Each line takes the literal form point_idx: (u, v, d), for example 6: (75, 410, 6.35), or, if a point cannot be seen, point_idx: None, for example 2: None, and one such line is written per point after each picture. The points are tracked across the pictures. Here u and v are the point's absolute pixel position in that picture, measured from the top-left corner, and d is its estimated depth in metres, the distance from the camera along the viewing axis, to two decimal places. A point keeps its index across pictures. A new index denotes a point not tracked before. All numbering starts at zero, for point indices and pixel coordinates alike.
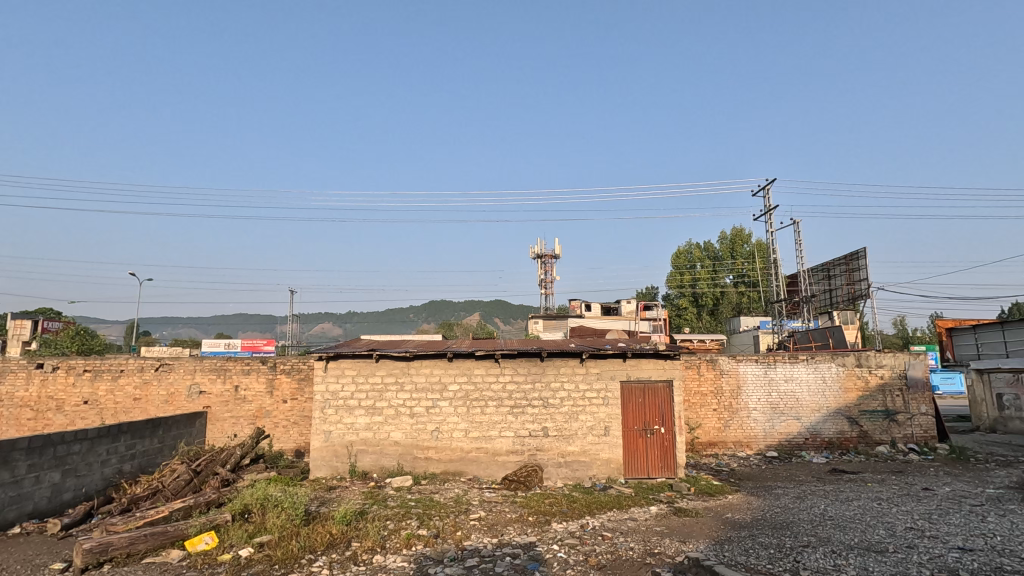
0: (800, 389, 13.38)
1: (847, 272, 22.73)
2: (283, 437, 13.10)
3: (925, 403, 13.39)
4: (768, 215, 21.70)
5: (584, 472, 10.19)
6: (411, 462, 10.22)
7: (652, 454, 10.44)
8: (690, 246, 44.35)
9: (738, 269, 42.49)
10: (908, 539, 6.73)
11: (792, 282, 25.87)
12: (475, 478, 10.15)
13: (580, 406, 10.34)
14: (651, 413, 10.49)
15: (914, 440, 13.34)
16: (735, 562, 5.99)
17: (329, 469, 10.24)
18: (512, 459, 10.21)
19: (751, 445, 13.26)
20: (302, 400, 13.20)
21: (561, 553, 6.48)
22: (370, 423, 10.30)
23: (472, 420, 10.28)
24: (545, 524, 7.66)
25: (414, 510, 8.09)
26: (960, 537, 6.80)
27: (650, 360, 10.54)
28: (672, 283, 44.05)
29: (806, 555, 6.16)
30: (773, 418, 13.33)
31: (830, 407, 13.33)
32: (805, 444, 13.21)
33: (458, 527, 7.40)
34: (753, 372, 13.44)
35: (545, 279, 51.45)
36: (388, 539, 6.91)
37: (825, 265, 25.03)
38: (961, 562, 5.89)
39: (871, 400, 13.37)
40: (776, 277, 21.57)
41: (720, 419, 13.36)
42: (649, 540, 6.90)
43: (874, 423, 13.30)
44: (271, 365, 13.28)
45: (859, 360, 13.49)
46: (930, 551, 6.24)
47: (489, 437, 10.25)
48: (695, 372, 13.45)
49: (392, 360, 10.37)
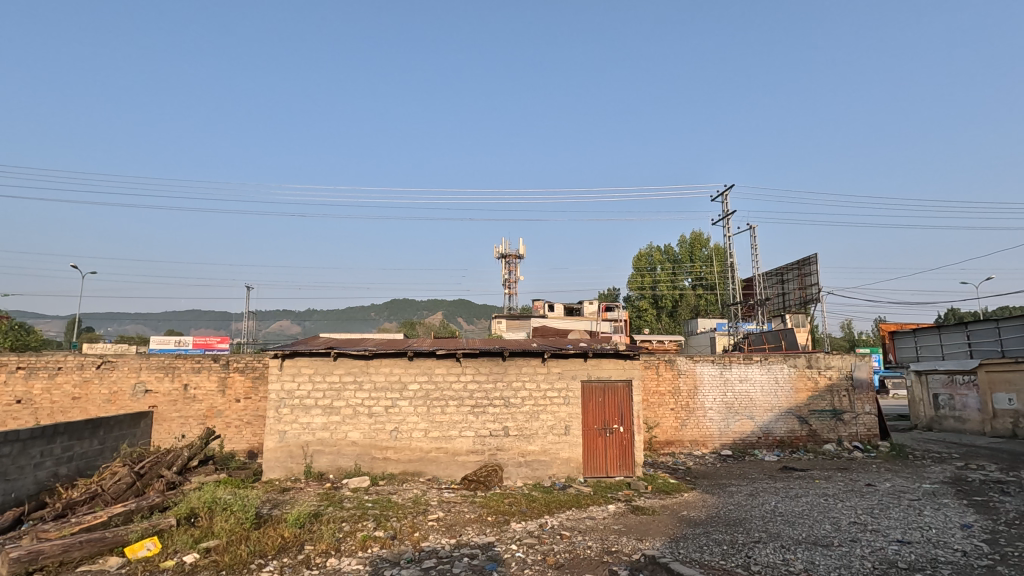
0: (754, 389, 13.79)
1: (799, 276, 23.57)
2: (235, 438, 12.67)
3: (869, 403, 14.02)
4: (726, 220, 22.36)
5: (544, 472, 10.21)
6: (369, 462, 10.01)
7: (611, 454, 10.56)
8: (651, 248, 45.15)
9: (697, 272, 43.55)
10: (852, 533, 7.01)
11: (748, 286, 26.68)
12: (434, 478, 10.03)
13: (541, 405, 10.35)
14: (610, 412, 10.60)
15: (859, 439, 13.94)
16: (689, 559, 6.10)
17: (283, 470, 9.94)
18: (472, 459, 10.13)
19: (706, 443, 13.58)
20: (256, 400, 12.78)
21: (519, 553, 6.46)
22: (327, 423, 10.05)
23: (432, 420, 10.16)
24: (504, 524, 7.63)
25: (371, 511, 7.92)
26: (900, 530, 7.12)
27: (611, 360, 10.65)
28: (633, 285, 44.79)
29: (757, 551, 6.33)
30: (727, 418, 13.69)
31: (781, 406, 13.79)
32: (757, 443, 13.62)
33: (416, 528, 7.29)
34: (710, 372, 13.76)
35: (508, 279, 51.46)
36: (344, 541, 6.74)
37: (779, 269, 25.89)
38: (900, 555, 6.15)
39: (820, 399, 13.90)
40: (732, 280, 22.18)
41: (677, 419, 13.63)
42: (606, 538, 6.94)
43: (822, 423, 13.84)
44: (223, 362, 12.79)
45: (809, 361, 14.00)
46: (872, 544, 6.51)
47: (450, 437, 10.15)
48: (654, 372, 13.68)
49: (351, 359, 10.14)
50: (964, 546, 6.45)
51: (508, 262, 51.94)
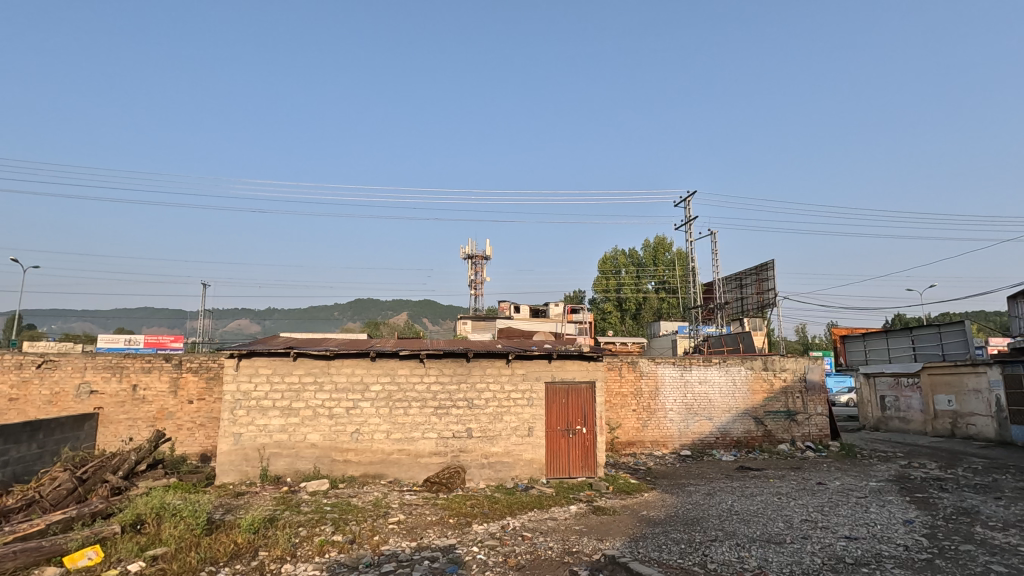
0: (713, 391, 14.13)
1: (757, 281, 24.29)
2: (187, 440, 12.21)
3: (821, 404, 14.56)
4: (688, 225, 22.89)
5: (507, 473, 10.20)
6: (328, 465, 9.79)
7: (574, 454, 10.63)
8: (616, 251, 45.83)
9: (659, 276, 44.43)
10: (803, 530, 7.25)
11: (708, 290, 27.35)
12: (396, 481, 9.88)
13: (504, 406, 10.34)
14: (573, 413, 10.68)
15: (811, 439, 14.45)
16: (648, 558, 6.18)
17: (238, 474, 9.62)
18: (434, 460, 10.03)
19: (667, 444, 13.83)
20: (210, 401, 12.35)
21: (480, 555, 6.43)
22: (284, 425, 9.78)
23: (394, 421, 10.01)
24: (466, 525, 7.58)
25: (330, 514, 7.74)
26: (847, 527, 7.40)
27: (575, 361, 10.73)
28: (598, 287, 45.04)
29: (713, 549, 6.46)
30: (687, 419, 13.98)
31: (738, 407, 14.17)
32: (715, 443, 13.95)
33: (376, 532, 7.15)
34: (671, 373, 14.02)
35: (474, 279, 51.36)
36: (300, 546, 6.56)
37: (738, 274, 26.62)
38: (848, 550, 6.40)
39: (775, 400, 14.34)
40: (693, 284, 22.64)
41: (639, 419, 13.84)
42: (568, 539, 6.99)
43: (777, 423, 14.28)
44: (175, 362, 12.31)
45: (765, 363, 14.44)
46: (821, 541, 6.75)
47: (412, 438, 10.02)
48: (617, 374, 13.86)
49: (312, 359, 9.90)
50: (905, 540, 6.75)
51: (475, 262, 51.83)
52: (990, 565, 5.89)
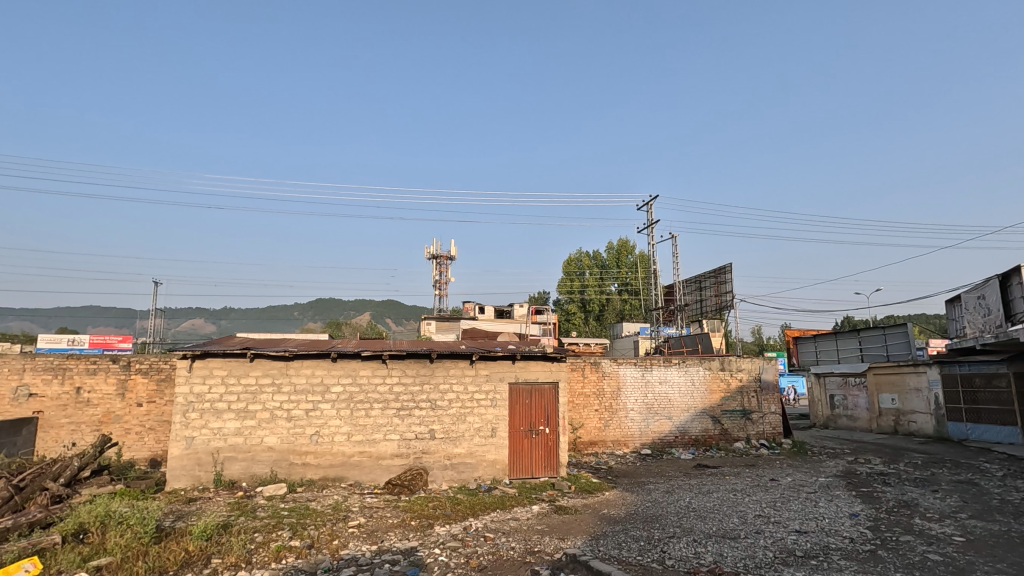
0: (673, 391, 14.45)
1: (716, 284, 24.98)
2: (136, 445, 11.70)
3: (774, 403, 15.09)
4: (650, 228, 23.37)
5: (470, 474, 10.17)
6: (286, 469, 9.55)
7: (537, 455, 10.69)
8: (580, 253, 46.33)
9: (622, 277, 45.22)
10: (756, 525, 7.49)
11: (669, 292, 27.96)
12: (357, 483, 9.72)
13: (468, 407, 10.31)
14: (536, 413, 10.75)
15: (765, 437, 14.95)
16: (609, 556, 6.28)
17: (190, 479, 9.28)
18: (396, 463, 9.91)
19: (628, 443, 14.05)
20: (161, 403, 11.89)
21: (442, 557, 6.39)
22: (240, 428, 9.49)
23: (355, 423, 9.84)
24: (428, 527, 7.52)
25: (287, 519, 7.55)
26: (797, 521, 7.70)
27: (538, 362, 10.80)
28: (563, 289, 45.54)
29: (671, 545, 6.61)
30: (647, 418, 14.24)
31: (696, 407, 14.53)
32: (674, 441, 14.27)
33: (335, 536, 7.02)
34: (632, 374, 14.27)
35: (439, 280, 51.00)
36: (255, 552, 6.38)
37: (697, 277, 27.29)
38: (797, 543, 6.66)
39: (731, 400, 14.77)
40: (654, 286, 23.10)
41: (600, 419, 14.02)
42: (530, 539, 7.02)
43: (733, 422, 14.71)
44: (123, 364, 11.80)
45: (722, 364, 14.86)
46: (773, 535, 6.99)
47: (374, 440, 9.87)
48: (580, 374, 14.01)
49: (270, 360, 9.65)
50: (851, 533, 7.07)
51: (439, 262, 51.47)
52: (927, 554, 6.23)
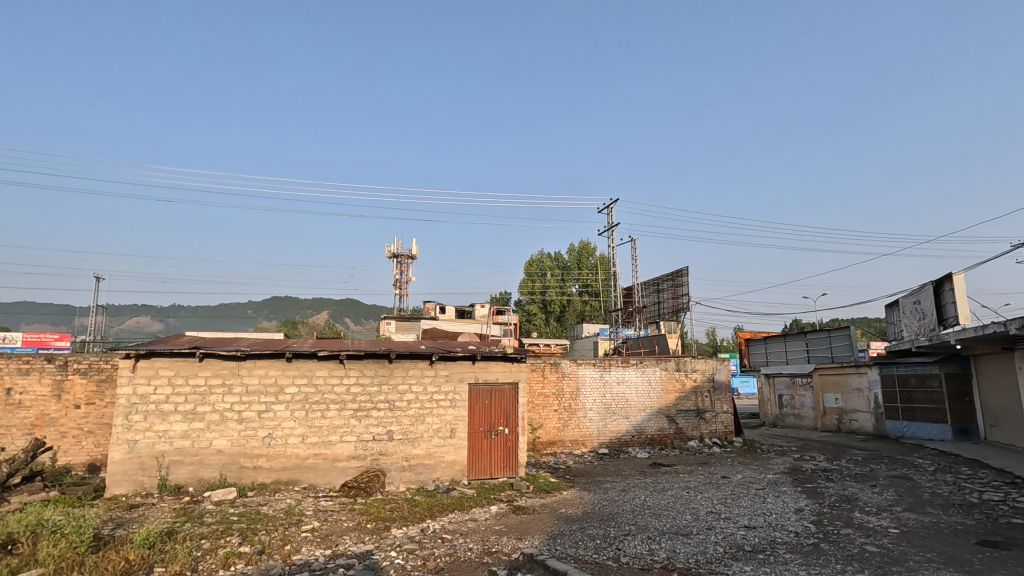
0: (630, 392, 14.72)
1: (673, 286, 25.59)
2: (72, 449, 11.08)
3: (726, 403, 15.58)
4: (610, 231, 23.73)
5: (428, 475, 10.08)
6: (236, 472, 9.23)
7: (495, 455, 10.70)
8: (542, 255, 46.61)
9: (583, 279, 45.80)
10: (708, 522, 7.72)
11: (628, 294, 28.46)
12: (312, 486, 9.48)
13: (427, 408, 10.22)
14: (496, 414, 10.76)
15: (717, 435, 15.41)
16: (565, 555, 6.34)
17: (131, 484, 8.84)
18: (353, 465, 9.73)
19: (586, 443, 14.22)
20: (101, 405, 11.31)
21: (398, 559, 6.30)
22: (187, 431, 9.11)
23: (310, 425, 9.61)
24: (384, 530, 7.41)
25: (237, 525, 7.29)
26: (747, 517, 7.97)
27: (498, 363, 10.81)
28: (524, 289, 45.74)
29: (626, 543, 6.73)
30: (605, 418, 14.45)
31: (653, 407, 14.85)
32: (631, 441, 14.54)
33: (287, 541, 6.83)
34: (591, 374, 14.46)
35: (400, 279, 50.36)
36: (202, 560, 6.15)
37: (655, 280, 27.89)
38: (747, 538, 6.90)
39: (686, 400, 15.16)
40: (614, 287, 23.46)
41: (559, 420, 14.14)
42: (487, 539, 7.02)
43: (687, 421, 15.10)
44: (60, 363, 11.15)
45: (678, 365, 15.24)
46: (724, 531, 7.23)
47: (329, 442, 9.66)
48: (540, 375, 14.11)
49: (220, 360, 9.32)
50: (796, 527, 7.38)
51: (400, 262, 50.84)
52: (865, 545, 6.56)
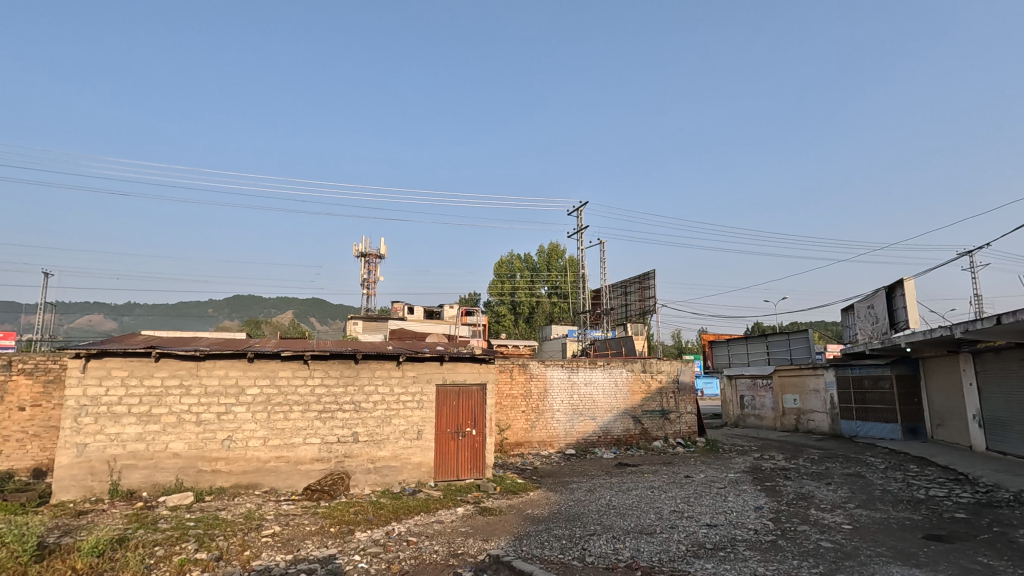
0: (597, 392, 14.87)
1: (640, 289, 25.98)
2: (16, 454, 10.51)
3: (690, 403, 15.89)
4: (580, 234, 23.93)
5: (394, 477, 9.96)
6: (194, 476, 8.93)
7: (462, 456, 10.64)
8: (512, 256, 46.67)
9: (552, 281, 46.08)
10: (671, 520, 7.86)
11: (596, 296, 28.75)
12: (273, 490, 9.25)
13: (393, 409, 10.10)
14: (463, 415, 10.70)
15: (681, 435, 15.70)
16: (531, 555, 6.36)
17: (80, 490, 8.46)
18: (316, 467, 9.53)
19: (553, 443, 14.29)
20: (48, 407, 10.77)
21: (362, 563, 6.21)
22: (141, 434, 8.77)
23: (272, 427, 9.37)
24: (347, 533, 7.28)
25: (193, 530, 7.05)
26: (708, 515, 8.15)
27: (466, 364, 10.77)
28: (493, 290, 45.71)
29: (591, 543, 6.80)
30: (573, 419, 14.56)
31: (619, 407, 15.03)
32: (597, 441, 14.68)
33: (246, 546, 6.64)
34: (559, 375, 14.54)
35: (367, 279, 49.66)
36: (156, 567, 5.92)
37: (622, 282, 28.26)
38: (708, 536, 7.05)
39: (651, 400, 15.40)
40: (583, 289, 23.67)
41: (527, 421, 14.18)
42: (453, 541, 6.97)
43: (652, 422, 15.34)
44: (2, 363, 10.57)
45: (644, 366, 15.48)
46: (686, 529, 7.38)
47: (292, 444, 9.44)
48: (507, 376, 14.12)
49: (178, 361, 9.00)
50: (755, 525, 7.58)
51: (368, 262, 50.15)
52: (820, 541, 6.80)
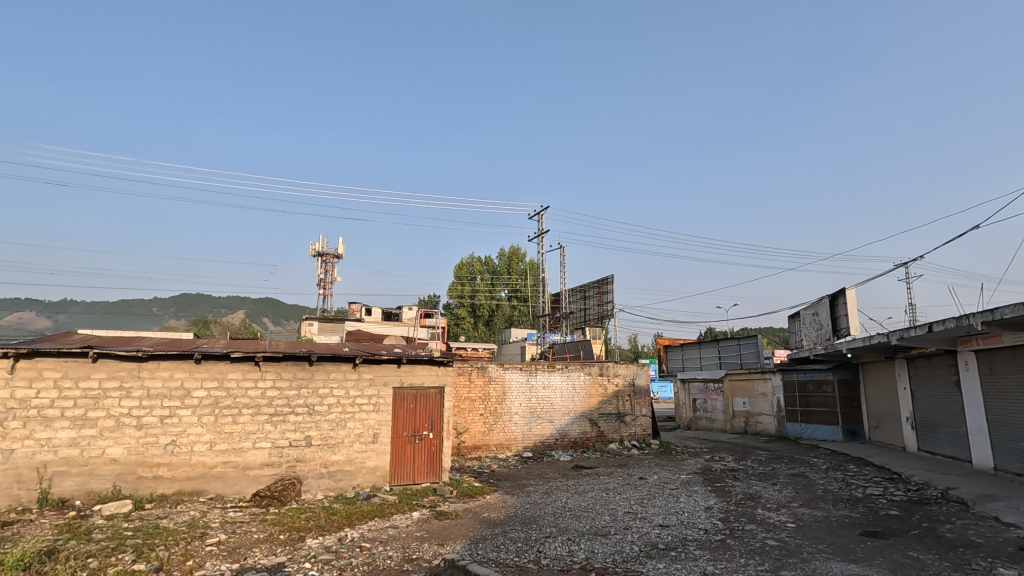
0: (555, 396, 14.98)
1: (599, 293, 26.38)
2: None
3: (645, 406, 16.20)
4: (540, 238, 24.08)
5: (348, 482, 9.74)
6: (133, 483, 8.48)
7: (419, 460, 10.52)
8: (472, 258, 46.56)
9: (512, 284, 46.23)
10: (625, 521, 8.00)
11: (556, 300, 29.01)
12: (219, 497, 8.88)
13: (348, 412, 9.89)
14: (420, 419, 10.58)
15: (636, 438, 15.98)
16: (486, 559, 6.33)
17: (5, 499, 7.89)
18: (266, 473, 9.22)
19: (510, 446, 14.30)
20: None
21: (313, 571, 6.04)
22: (75, 439, 8.27)
23: (220, 431, 9.01)
24: (298, 541, 7.07)
25: (130, 540, 6.69)
26: (661, 516, 8.32)
27: (424, 367, 10.67)
28: (453, 293, 45.48)
29: (547, 545, 6.83)
30: (530, 422, 14.61)
31: (576, 410, 15.19)
32: (555, 444, 14.79)
33: (189, 556, 6.34)
34: (517, 378, 14.58)
35: (323, 279, 48.50)
36: None
37: (581, 287, 28.62)
38: (660, 536, 7.20)
39: (607, 403, 15.63)
40: (542, 293, 23.84)
41: (485, 424, 14.13)
42: (408, 546, 6.87)
43: (609, 424, 15.57)
44: None
45: (601, 369, 15.70)
46: (640, 530, 7.52)
47: (241, 449, 9.11)
48: (466, 379, 14.07)
49: (118, 362, 8.55)
50: (706, 524, 7.79)
51: (325, 262, 49.04)
52: (766, 540, 7.05)
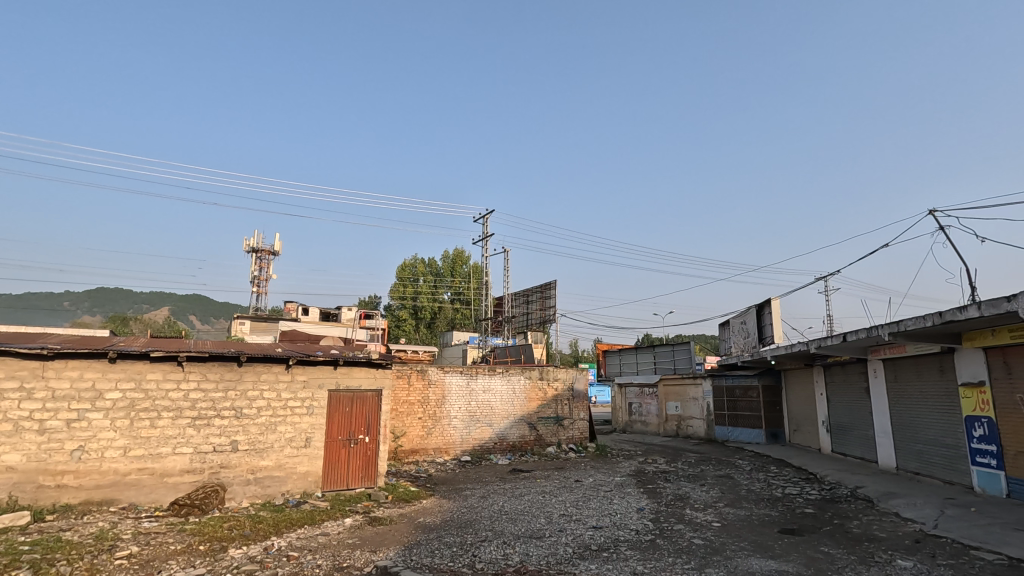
0: (495, 399, 14.99)
1: (541, 298, 26.68)
2: None
3: (582, 410, 16.48)
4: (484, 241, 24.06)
5: (276, 489, 9.34)
6: (32, 493, 7.75)
7: (353, 465, 10.24)
8: (415, 260, 45.98)
9: (455, 287, 46.01)
10: (560, 524, 8.09)
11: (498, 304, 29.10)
12: (132, 506, 8.28)
13: (279, 416, 9.49)
14: (356, 422, 10.31)
15: (573, 441, 16.23)
16: (420, 565, 6.22)
17: None
18: (186, 480, 8.69)
19: (449, 450, 14.18)
20: None
21: None
22: None
23: (135, 436, 8.42)
24: (219, 551, 6.70)
25: (27, 555, 6.11)
26: (595, 518, 8.47)
27: (362, 369, 10.42)
28: (394, 294, 44.69)
29: (482, 549, 6.79)
30: (469, 425, 14.54)
31: (515, 414, 15.27)
32: (493, 447, 14.79)
33: (95, 571, 5.87)
34: (457, 382, 14.48)
35: (257, 276, 46.38)
36: None
37: (524, 291, 28.85)
38: (594, 538, 7.34)
39: (546, 407, 15.80)
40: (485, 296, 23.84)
41: (423, 428, 13.93)
42: (339, 554, 6.65)
43: (547, 428, 15.74)
44: None
45: (541, 373, 15.86)
46: (574, 532, 7.63)
47: (158, 455, 8.54)
48: (405, 382, 13.84)
49: (18, 360, 7.82)
50: (637, 525, 8.01)
51: (260, 257, 46.97)
52: (693, 539, 7.32)
